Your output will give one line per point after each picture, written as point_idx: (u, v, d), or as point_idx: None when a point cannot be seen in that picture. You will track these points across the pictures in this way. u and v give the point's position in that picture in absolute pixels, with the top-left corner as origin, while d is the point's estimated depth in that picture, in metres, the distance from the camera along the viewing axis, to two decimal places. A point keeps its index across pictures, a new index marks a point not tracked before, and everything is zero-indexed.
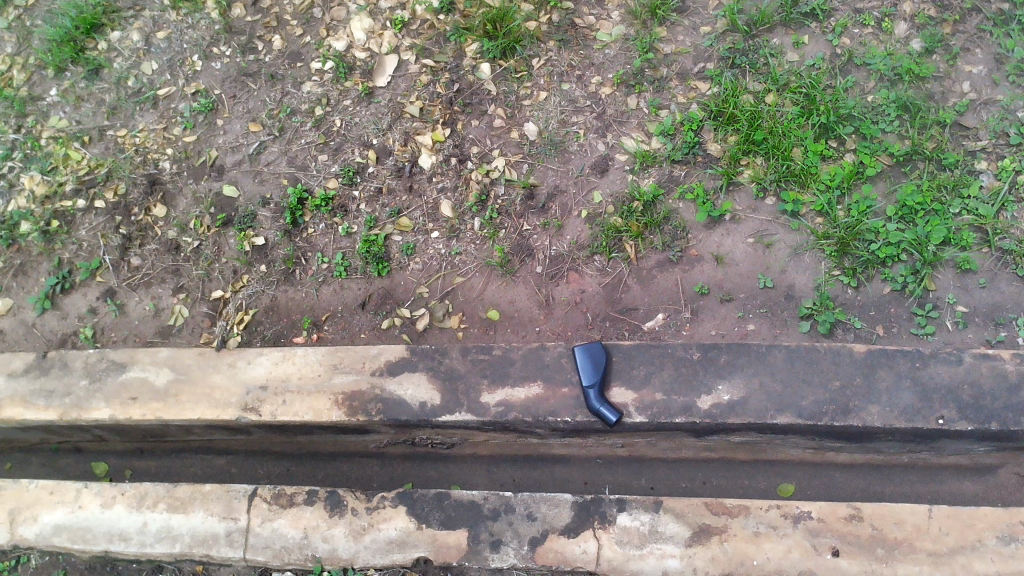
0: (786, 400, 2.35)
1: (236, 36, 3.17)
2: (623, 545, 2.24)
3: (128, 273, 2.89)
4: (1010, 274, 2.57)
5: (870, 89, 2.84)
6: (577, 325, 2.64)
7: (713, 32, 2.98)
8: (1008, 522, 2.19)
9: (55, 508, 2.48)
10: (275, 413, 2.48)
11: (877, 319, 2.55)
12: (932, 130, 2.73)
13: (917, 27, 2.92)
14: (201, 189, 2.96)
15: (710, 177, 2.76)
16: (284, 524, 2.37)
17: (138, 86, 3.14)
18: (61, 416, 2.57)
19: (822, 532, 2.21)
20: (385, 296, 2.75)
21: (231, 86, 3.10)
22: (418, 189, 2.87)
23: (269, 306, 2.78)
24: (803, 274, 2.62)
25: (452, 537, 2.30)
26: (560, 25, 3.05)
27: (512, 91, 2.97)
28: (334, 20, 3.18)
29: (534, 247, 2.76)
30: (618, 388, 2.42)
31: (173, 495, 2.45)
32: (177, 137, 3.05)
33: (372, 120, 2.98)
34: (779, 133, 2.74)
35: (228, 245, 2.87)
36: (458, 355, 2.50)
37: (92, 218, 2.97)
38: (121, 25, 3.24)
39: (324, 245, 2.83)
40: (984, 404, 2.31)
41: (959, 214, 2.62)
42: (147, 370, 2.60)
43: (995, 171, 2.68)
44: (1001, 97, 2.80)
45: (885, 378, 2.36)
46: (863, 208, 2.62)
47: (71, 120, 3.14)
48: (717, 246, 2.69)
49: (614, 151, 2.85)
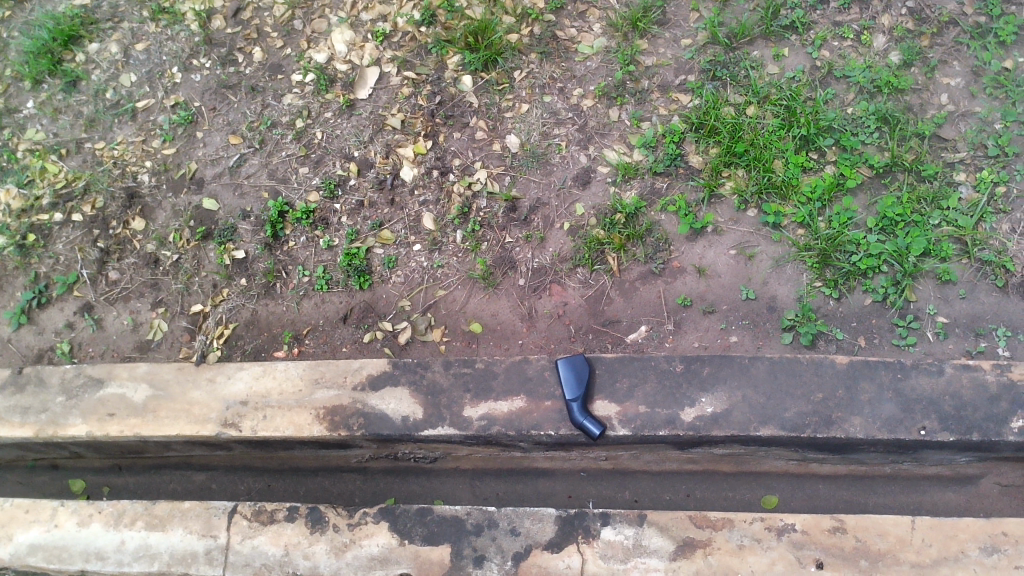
0: (769, 412, 2.35)
1: (216, 48, 3.15)
2: (607, 560, 2.23)
3: (106, 287, 2.86)
4: (989, 285, 2.59)
5: (849, 102, 2.85)
6: (560, 338, 2.64)
7: (694, 45, 3.00)
8: (990, 532, 2.20)
9: (30, 527, 2.44)
10: (255, 429, 2.46)
11: (859, 330, 2.56)
12: (911, 141, 2.75)
13: (895, 40, 2.94)
14: (181, 202, 2.93)
15: (692, 189, 2.77)
16: (264, 541, 2.34)
17: (116, 98, 3.11)
18: (36, 433, 2.52)
19: (806, 544, 2.21)
20: (367, 309, 2.73)
21: (211, 98, 3.08)
22: (399, 202, 2.85)
23: (249, 320, 2.76)
24: (785, 285, 2.63)
25: (435, 553, 2.28)
26: (541, 37, 3.05)
27: (494, 103, 2.97)
28: (315, 32, 3.17)
29: (516, 259, 2.75)
30: (601, 401, 2.41)
31: (151, 512, 2.41)
32: (156, 149, 3.02)
33: (353, 132, 2.96)
34: (760, 145, 2.76)
35: (207, 259, 2.84)
36: (440, 368, 2.48)
37: (69, 231, 2.93)
38: (99, 37, 3.22)
39: (305, 258, 2.81)
40: (965, 414, 2.32)
41: (939, 226, 2.63)
42: (125, 385, 2.56)
43: (973, 182, 2.70)
44: (979, 110, 2.82)
45: (867, 389, 2.36)
46: (844, 219, 2.63)
47: (48, 132, 3.10)
48: (699, 258, 2.69)
49: (596, 163, 2.85)
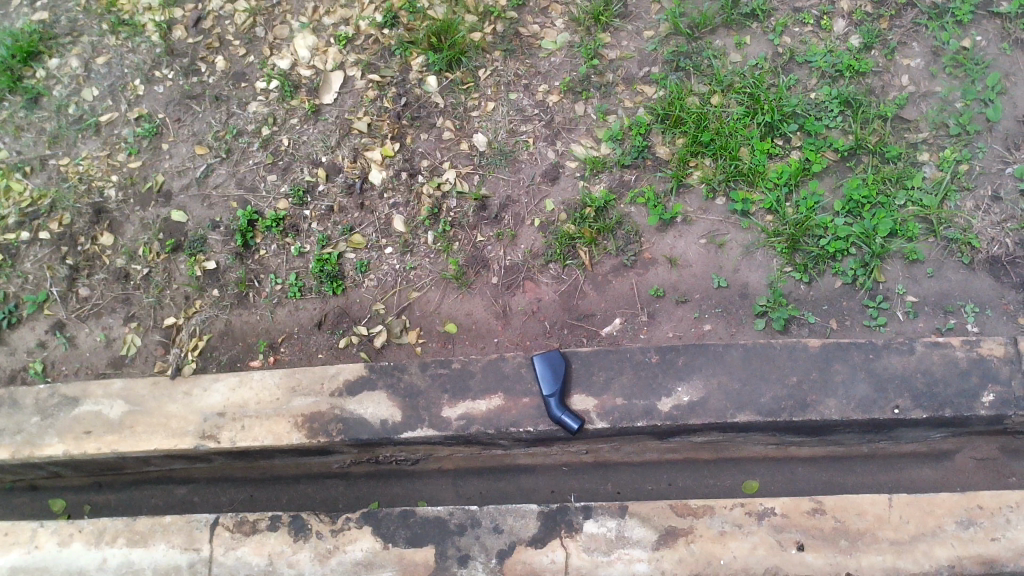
0: (745, 398, 2.37)
1: (178, 58, 3.13)
2: (590, 553, 2.24)
3: (77, 304, 2.83)
4: (956, 262, 2.62)
5: (812, 86, 2.87)
6: (535, 334, 2.64)
7: (656, 36, 3.01)
8: (966, 506, 2.23)
9: (10, 549, 2.41)
10: (234, 439, 2.45)
11: (830, 313, 2.59)
12: (874, 124, 2.78)
13: (855, 24, 2.97)
14: (149, 215, 2.91)
15: (660, 180, 2.78)
16: (247, 552, 2.33)
17: (79, 113, 3.08)
18: (12, 455, 2.50)
19: (787, 527, 2.23)
20: (341, 314, 2.73)
21: (175, 109, 3.06)
22: (369, 205, 2.85)
23: (223, 331, 2.75)
24: (755, 272, 2.65)
25: (420, 555, 2.28)
26: (504, 35, 3.06)
27: (460, 102, 2.96)
28: (277, 39, 3.15)
29: (488, 258, 2.75)
30: (578, 395, 2.42)
31: (132, 529, 2.39)
32: (122, 163, 2.99)
33: (320, 137, 2.95)
34: (726, 133, 2.77)
35: (178, 271, 2.83)
36: (417, 370, 2.48)
37: (37, 249, 2.90)
38: (59, 53, 3.18)
39: (277, 266, 2.80)
40: (937, 391, 2.35)
41: (904, 206, 2.66)
42: (101, 402, 2.55)
43: (937, 162, 2.73)
44: (939, 89, 2.85)
45: (841, 371, 2.39)
46: (811, 204, 2.65)
47: (11, 150, 3.06)
48: (670, 248, 2.71)
49: (564, 159, 2.86)
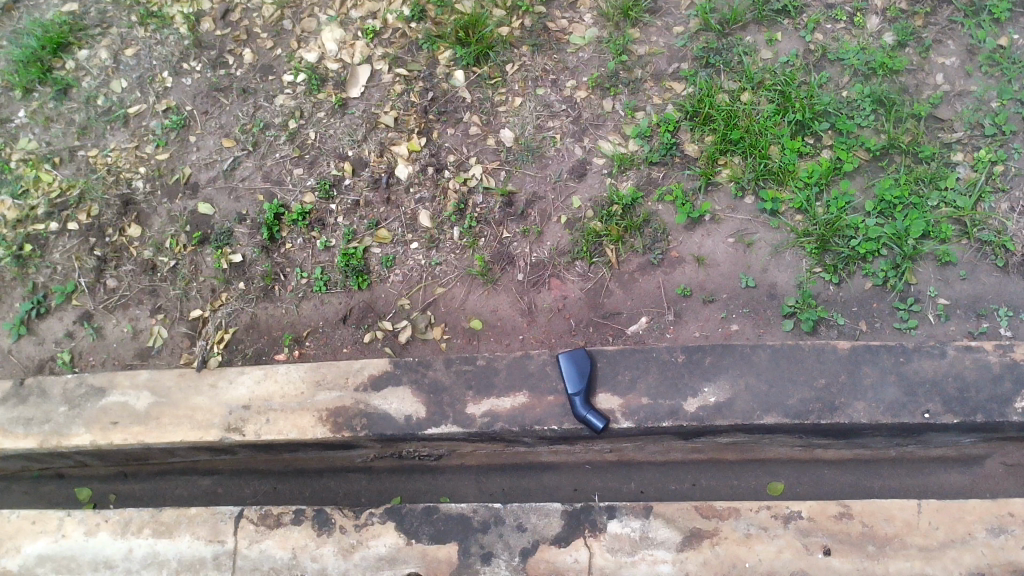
0: (772, 400, 2.34)
1: (206, 51, 3.13)
2: (614, 553, 2.23)
3: (105, 295, 2.85)
4: (990, 265, 2.58)
5: (844, 84, 2.84)
6: (560, 332, 2.63)
7: (686, 32, 2.98)
8: (997, 513, 2.20)
9: (38, 538, 2.43)
10: (259, 432, 2.45)
11: (860, 315, 2.55)
12: (907, 123, 2.74)
13: (889, 21, 2.92)
14: (176, 208, 2.92)
15: (688, 178, 2.76)
16: (271, 545, 2.34)
17: (108, 105, 3.10)
18: (40, 444, 2.52)
19: (814, 531, 2.21)
20: (366, 309, 2.73)
21: (203, 101, 3.06)
22: (395, 200, 2.84)
23: (249, 324, 2.75)
24: (784, 273, 2.62)
25: (443, 551, 2.28)
26: (532, 30, 3.04)
27: (487, 97, 2.95)
28: (305, 32, 3.15)
29: (514, 254, 2.74)
30: (603, 394, 2.41)
31: (158, 520, 2.41)
32: (150, 155, 3.01)
33: (346, 131, 2.95)
34: (756, 131, 2.74)
35: (205, 264, 2.84)
36: (441, 366, 2.48)
37: (65, 240, 2.92)
38: (88, 44, 3.20)
39: (303, 260, 2.81)
40: (969, 396, 2.32)
41: (938, 207, 2.62)
42: (127, 393, 2.56)
43: (971, 162, 2.69)
44: (975, 89, 2.81)
45: (870, 374, 2.36)
46: (842, 204, 2.62)
47: (41, 141, 3.08)
48: (698, 247, 2.68)
49: (591, 155, 2.84)
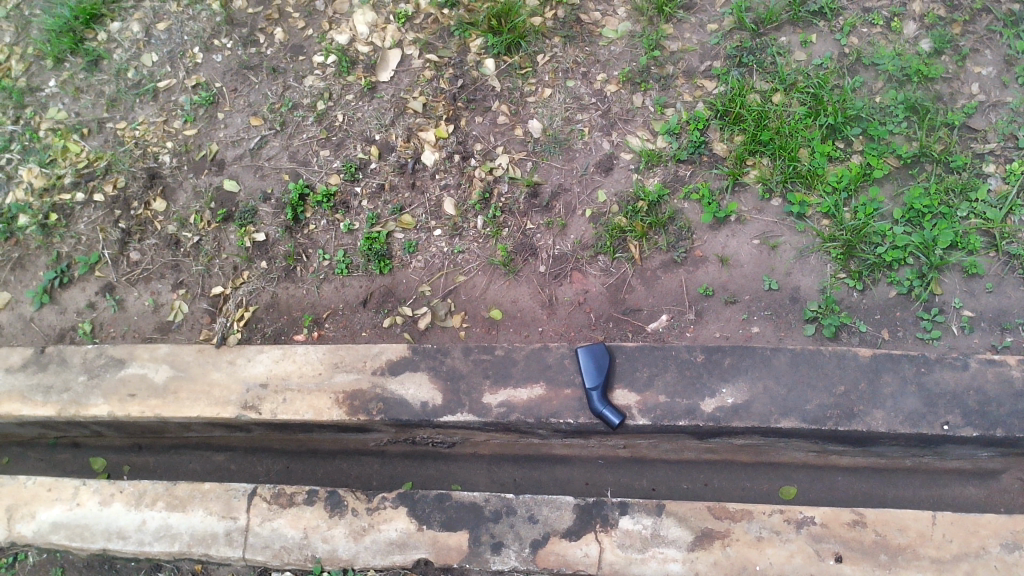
0: (791, 404, 2.33)
1: (238, 28, 3.13)
2: (625, 549, 2.23)
3: (128, 267, 2.87)
4: (1017, 278, 2.56)
5: (878, 89, 2.81)
6: (580, 325, 2.63)
7: (720, 30, 2.94)
8: (1012, 529, 2.18)
9: (53, 505, 2.45)
10: (275, 412, 2.46)
11: (882, 323, 2.55)
12: (940, 132, 2.71)
13: (926, 28, 2.89)
14: (202, 183, 2.93)
15: (715, 177, 2.74)
16: (283, 524, 2.35)
17: (138, 78, 3.10)
18: (58, 412, 2.54)
19: (825, 537, 2.20)
20: (386, 294, 2.74)
21: (232, 79, 3.06)
22: (420, 185, 2.84)
23: (270, 303, 2.77)
24: (808, 276, 2.61)
25: (453, 539, 2.28)
26: (565, 20, 3.01)
27: (517, 87, 2.94)
28: (337, 13, 3.13)
29: (537, 246, 2.73)
30: (620, 390, 2.40)
31: (172, 493, 2.43)
32: (178, 130, 3.01)
33: (375, 115, 2.94)
34: (786, 133, 2.72)
35: (228, 241, 2.85)
36: (460, 354, 2.48)
37: (91, 211, 2.94)
38: (121, 16, 3.20)
39: (326, 241, 2.81)
40: (990, 410, 2.30)
41: (967, 218, 2.60)
42: (146, 366, 2.57)
43: (1003, 174, 2.67)
44: (1010, 99, 2.77)
45: (890, 382, 2.34)
46: (870, 210, 2.60)
47: (70, 111, 3.10)
48: (722, 247, 2.67)
49: (619, 150, 2.82)
